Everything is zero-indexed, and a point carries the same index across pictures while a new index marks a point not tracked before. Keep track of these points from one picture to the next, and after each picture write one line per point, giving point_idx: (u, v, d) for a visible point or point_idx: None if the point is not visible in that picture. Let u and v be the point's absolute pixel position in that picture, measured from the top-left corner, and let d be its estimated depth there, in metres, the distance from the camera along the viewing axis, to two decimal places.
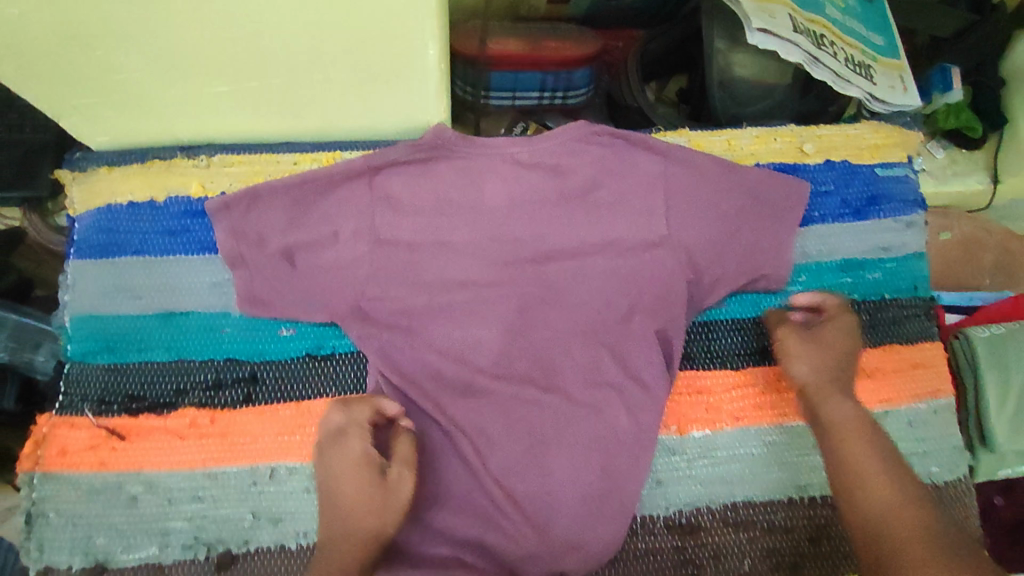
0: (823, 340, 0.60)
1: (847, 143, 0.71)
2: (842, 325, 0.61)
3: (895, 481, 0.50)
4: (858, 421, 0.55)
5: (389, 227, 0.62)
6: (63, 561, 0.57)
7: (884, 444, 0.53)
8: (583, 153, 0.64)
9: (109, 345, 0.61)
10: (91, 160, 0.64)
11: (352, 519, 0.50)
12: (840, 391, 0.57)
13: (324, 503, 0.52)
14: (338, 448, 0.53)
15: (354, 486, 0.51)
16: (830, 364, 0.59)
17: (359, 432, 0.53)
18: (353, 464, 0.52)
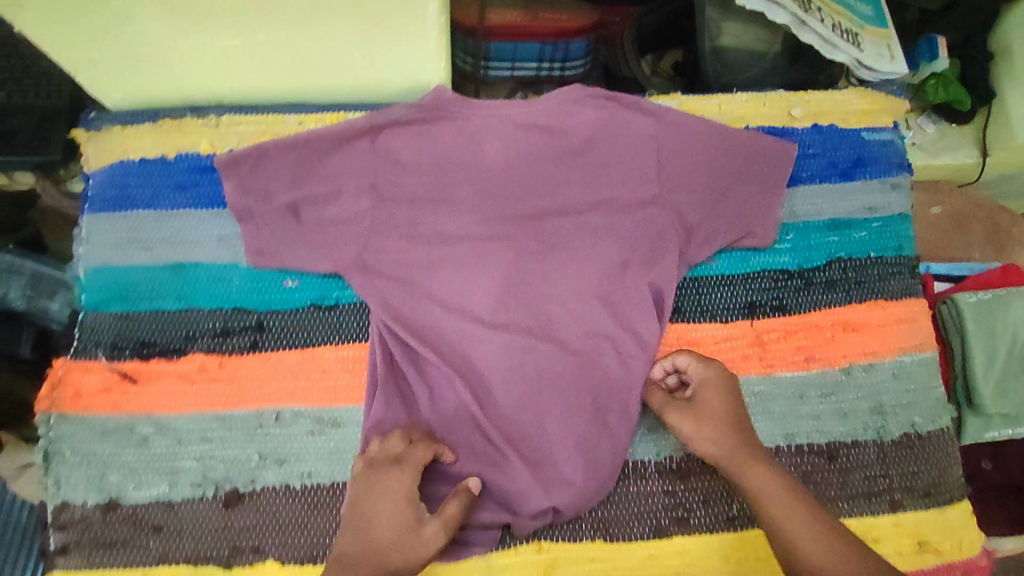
0: (705, 408, 0.58)
1: (834, 107, 0.73)
2: (715, 379, 0.59)
3: (829, 546, 0.50)
4: (773, 487, 0.53)
5: (390, 184, 0.65)
6: (79, 497, 0.60)
7: (804, 505, 0.52)
8: (577, 114, 0.66)
9: (121, 294, 0.63)
10: (105, 119, 0.66)
11: (380, 544, 0.51)
12: (750, 456, 0.55)
13: (350, 523, 0.53)
14: (390, 473, 0.55)
15: (392, 515, 0.52)
16: (724, 434, 0.57)
17: (412, 470, 0.55)
18: (398, 498, 0.53)
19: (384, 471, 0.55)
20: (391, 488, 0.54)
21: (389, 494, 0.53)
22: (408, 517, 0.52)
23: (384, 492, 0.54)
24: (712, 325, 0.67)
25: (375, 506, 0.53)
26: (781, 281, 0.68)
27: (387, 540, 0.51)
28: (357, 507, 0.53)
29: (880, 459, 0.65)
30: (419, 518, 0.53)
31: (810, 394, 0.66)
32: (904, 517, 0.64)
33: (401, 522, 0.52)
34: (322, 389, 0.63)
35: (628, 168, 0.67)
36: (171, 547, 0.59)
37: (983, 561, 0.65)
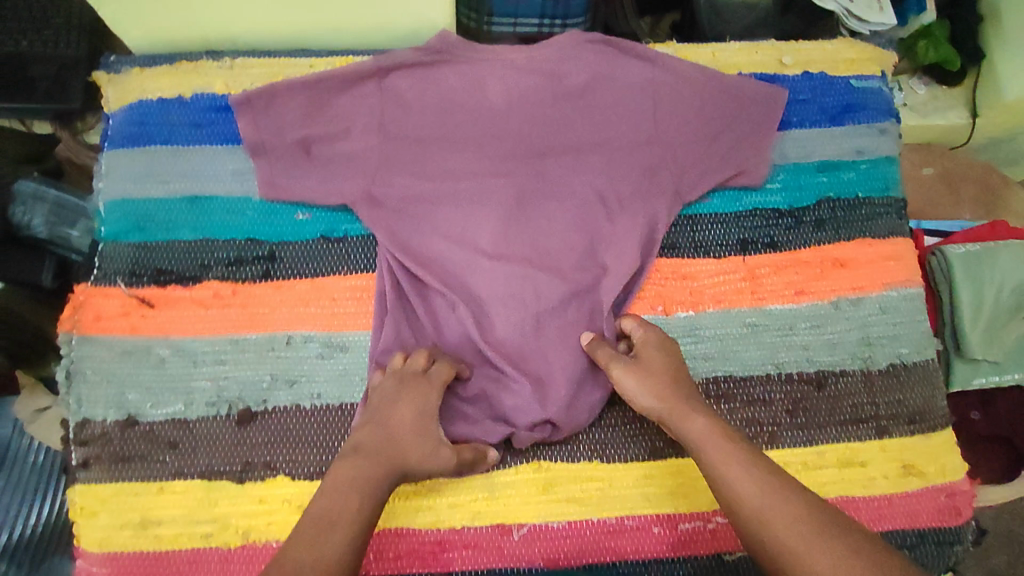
0: (649, 364, 0.61)
1: (824, 57, 0.75)
2: (660, 340, 0.63)
3: (761, 483, 0.52)
4: (711, 432, 0.56)
5: (397, 122, 0.67)
6: (99, 414, 0.63)
7: (738, 449, 0.54)
8: (577, 58, 0.69)
9: (139, 225, 0.66)
10: (125, 62, 0.70)
11: (398, 447, 0.56)
12: (689, 408, 0.58)
13: (371, 423, 0.57)
14: (418, 387, 0.59)
15: (415, 426, 0.57)
16: (664, 388, 0.59)
17: (439, 387, 0.60)
18: (424, 411, 0.58)
19: (412, 382, 0.59)
20: (417, 399, 0.59)
21: (414, 406, 0.58)
22: (426, 429, 0.58)
23: (410, 403, 0.58)
24: (705, 260, 0.69)
25: (398, 415, 0.58)
26: (772, 220, 0.70)
27: (406, 445, 0.56)
28: (381, 411, 0.58)
29: (867, 388, 0.68)
30: (433, 431, 0.58)
31: (799, 326, 0.68)
32: (890, 442, 0.67)
33: (420, 432, 0.57)
34: (332, 315, 0.65)
35: (626, 109, 0.69)
36: (186, 462, 0.62)
37: (967, 486, 0.67)
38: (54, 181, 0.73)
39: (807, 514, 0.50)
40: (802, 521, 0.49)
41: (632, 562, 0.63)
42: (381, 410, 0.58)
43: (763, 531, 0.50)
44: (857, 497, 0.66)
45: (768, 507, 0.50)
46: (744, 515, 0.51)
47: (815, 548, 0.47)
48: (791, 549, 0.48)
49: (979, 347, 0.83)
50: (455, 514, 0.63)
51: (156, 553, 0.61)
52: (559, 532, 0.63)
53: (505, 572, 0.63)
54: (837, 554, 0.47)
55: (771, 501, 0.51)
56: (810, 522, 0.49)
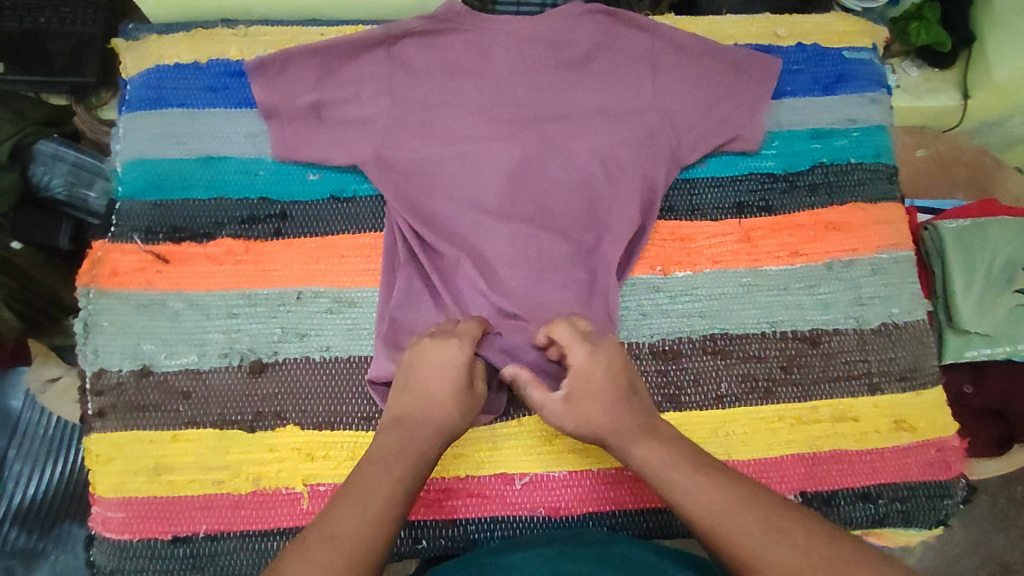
0: (579, 388, 0.55)
1: (817, 29, 0.78)
2: (591, 360, 0.56)
3: (713, 498, 0.48)
4: (660, 454, 0.52)
5: (405, 87, 0.69)
6: (115, 364, 0.65)
7: (689, 468, 0.50)
8: (579, 27, 0.71)
9: (155, 184, 0.69)
10: (142, 31, 0.73)
11: (436, 407, 0.55)
12: (635, 433, 0.53)
13: (406, 388, 0.57)
14: (447, 346, 0.58)
15: (449, 384, 0.56)
16: (604, 414, 0.54)
17: (467, 342, 0.59)
18: (456, 366, 0.57)
19: (442, 341, 0.58)
20: (447, 359, 0.57)
21: (448, 367, 0.57)
22: (461, 386, 0.57)
23: (441, 361, 0.57)
24: (702, 222, 0.72)
25: (430, 377, 0.56)
26: (766, 184, 0.73)
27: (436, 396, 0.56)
28: (413, 376, 0.57)
29: (859, 345, 0.70)
30: (470, 386, 0.57)
31: (793, 286, 0.70)
32: (882, 399, 0.69)
33: (456, 392, 0.56)
34: (342, 271, 0.67)
35: (628, 77, 0.71)
36: (198, 411, 0.64)
37: (957, 442, 0.70)
38: (72, 142, 0.77)
39: (767, 521, 0.47)
40: (761, 530, 0.46)
41: (631, 511, 0.65)
42: (410, 377, 0.57)
43: (720, 547, 0.47)
44: (850, 452, 0.68)
45: (727, 522, 0.47)
46: (705, 534, 0.48)
47: (776, 549, 0.45)
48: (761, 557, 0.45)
49: (972, 319, 0.78)
50: (459, 464, 0.65)
51: (169, 498, 0.63)
52: (560, 482, 0.65)
53: (508, 520, 0.65)
54: (799, 554, 0.45)
55: (727, 517, 0.47)
56: (779, 530, 0.46)
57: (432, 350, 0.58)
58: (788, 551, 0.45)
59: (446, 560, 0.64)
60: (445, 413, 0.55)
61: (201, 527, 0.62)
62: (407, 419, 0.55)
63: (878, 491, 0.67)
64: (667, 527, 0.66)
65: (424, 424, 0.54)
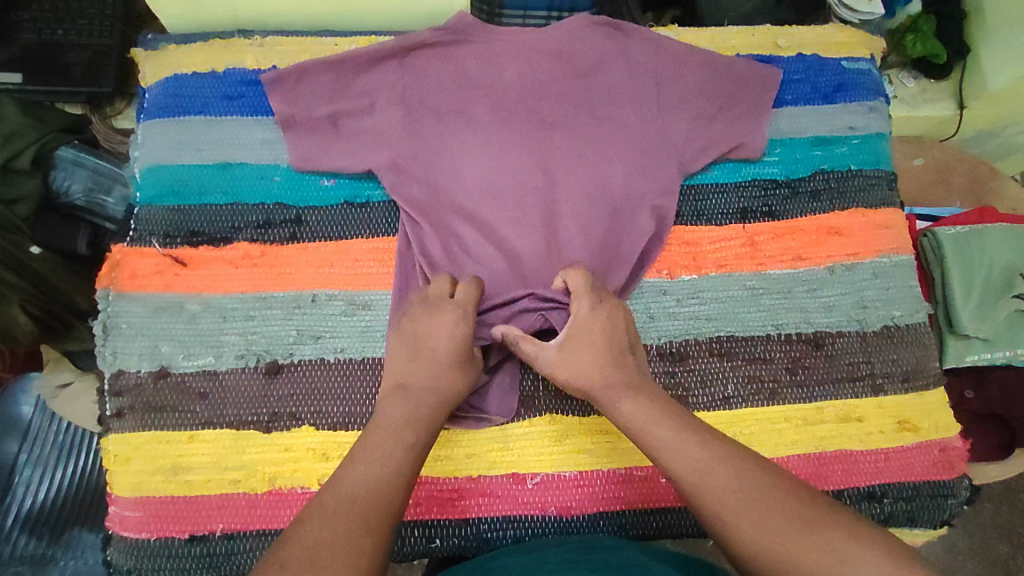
0: (579, 340, 0.59)
1: (816, 40, 0.81)
2: (592, 312, 0.61)
3: (700, 457, 0.50)
4: (647, 412, 0.54)
5: (418, 97, 0.71)
6: (133, 365, 0.66)
7: (681, 427, 0.52)
8: (585, 40, 0.73)
9: (173, 190, 0.70)
10: (161, 41, 0.76)
11: (442, 374, 0.57)
12: (624, 387, 0.56)
13: (409, 351, 0.59)
14: (447, 313, 0.60)
15: (456, 353, 0.58)
16: (591, 365, 0.58)
17: (467, 313, 0.61)
18: (462, 335, 0.59)
19: (449, 308, 0.60)
20: (455, 329, 0.59)
21: (457, 336, 0.59)
22: (466, 356, 0.59)
23: (448, 328, 0.59)
24: (707, 227, 0.73)
25: (436, 346, 0.58)
26: (770, 190, 0.74)
27: (443, 366, 0.58)
28: (419, 341, 0.59)
29: (862, 347, 0.71)
30: (472, 356, 0.60)
31: (797, 289, 0.72)
32: (885, 400, 0.70)
33: (460, 361, 0.58)
34: (355, 275, 0.69)
35: (633, 85, 0.73)
36: (215, 412, 0.65)
37: (959, 442, 0.71)
38: (94, 149, 0.82)
39: (759, 489, 0.48)
40: (744, 492, 0.48)
41: (640, 511, 0.66)
42: (415, 342, 0.59)
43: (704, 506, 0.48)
44: (855, 452, 0.69)
45: (708, 485, 0.48)
46: (688, 491, 0.49)
47: (757, 508, 0.47)
48: (739, 522, 0.46)
49: (972, 324, 0.79)
50: (471, 463, 0.66)
51: (186, 498, 0.64)
52: (570, 481, 0.66)
53: (520, 518, 0.65)
54: (779, 522, 0.46)
55: (707, 479, 0.48)
56: (759, 502, 0.47)
57: (435, 319, 0.60)
58: (762, 521, 0.46)
59: (458, 559, 0.65)
60: (452, 381, 0.57)
61: (218, 526, 0.63)
62: (413, 387, 0.56)
63: (884, 490, 0.69)
64: (676, 527, 0.67)
65: (432, 400, 0.55)
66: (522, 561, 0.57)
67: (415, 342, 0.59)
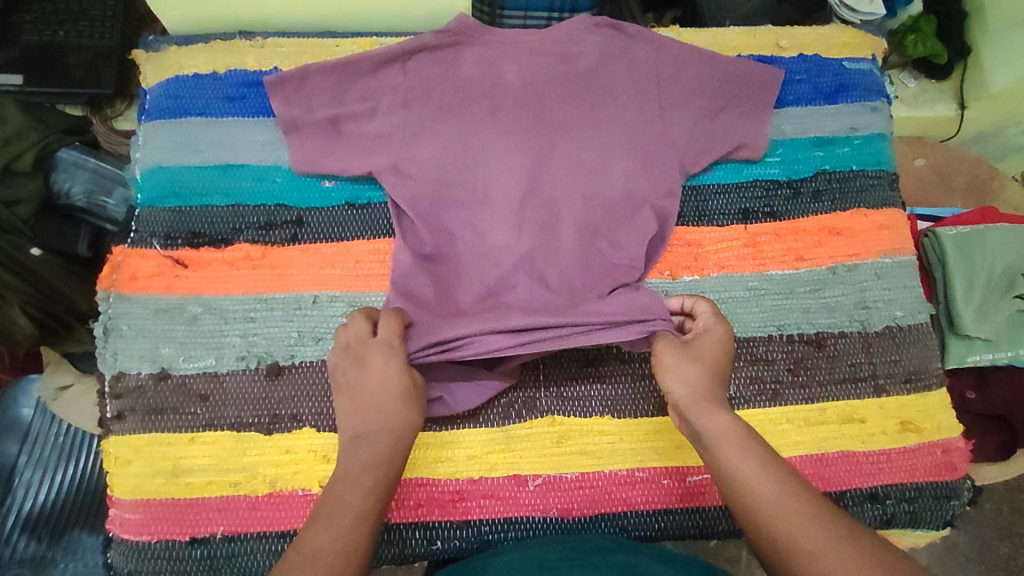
0: (694, 352, 0.58)
1: (817, 40, 0.80)
2: (721, 336, 0.59)
3: (784, 489, 0.49)
4: (733, 430, 0.53)
5: (419, 99, 0.70)
6: (134, 367, 0.66)
7: (757, 448, 0.52)
8: (586, 41, 0.73)
9: (174, 191, 0.70)
10: (163, 43, 0.75)
11: (387, 415, 0.55)
12: (710, 401, 0.55)
13: (350, 401, 0.56)
14: (372, 356, 0.57)
15: (394, 392, 0.56)
16: (700, 378, 0.56)
17: (393, 348, 0.58)
18: (393, 373, 0.56)
19: (374, 351, 0.57)
20: (385, 369, 0.56)
21: (389, 375, 0.56)
22: (408, 389, 0.57)
23: (380, 372, 0.56)
24: (708, 227, 0.73)
25: (373, 392, 0.56)
26: (771, 190, 0.74)
27: (388, 407, 0.55)
28: (354, 391, 0.56)
29: (864, 347, 0.71)
30: (414, 381, 0.58)
31: (798, 290, 0.72)
32: (887, 400, 0.70)
33: (401, 398, 0.56)
34: (356, 276, 0.69)
35: (634, 86, 0.72)
36: (216, 413, 0.65)
37: (962, 443, 0.71)
38: (97, 153, 0.83)
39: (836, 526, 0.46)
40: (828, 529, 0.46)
41: (643, 513, 0.66)
42: (355, 391, 0.56)
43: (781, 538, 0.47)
44: (857, 453, 0.69)
45: (792, 517, 0.47)
46: (765, 520, 0.48)
47: (836, 547, 0.45)
48: (808, 551, 0.45)
49: (974, 325, 0.79)
50: (473, 465, 0.66)
51: (187, 500, 0.63)
52: (572, 483, 0.66)
53: (521, 521, 0.65)
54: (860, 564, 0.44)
55: (791, 512, 0.47)
56: (831, 535, 0.46)
57: (365, 362, 0.57)
58: (848, 559, 0.44)
59: (460, 561, 0.65)
60: (400, 418, 0.55)
61: (219, 528, 0.63)
62: (365, 434, 0.54)
63: (886, 492, 0.68)
64: (678, 528, 0.67)
65: (392, 442, 0.54)
66: (524, 562, 0.57)
67: (353, 394, 0.57)
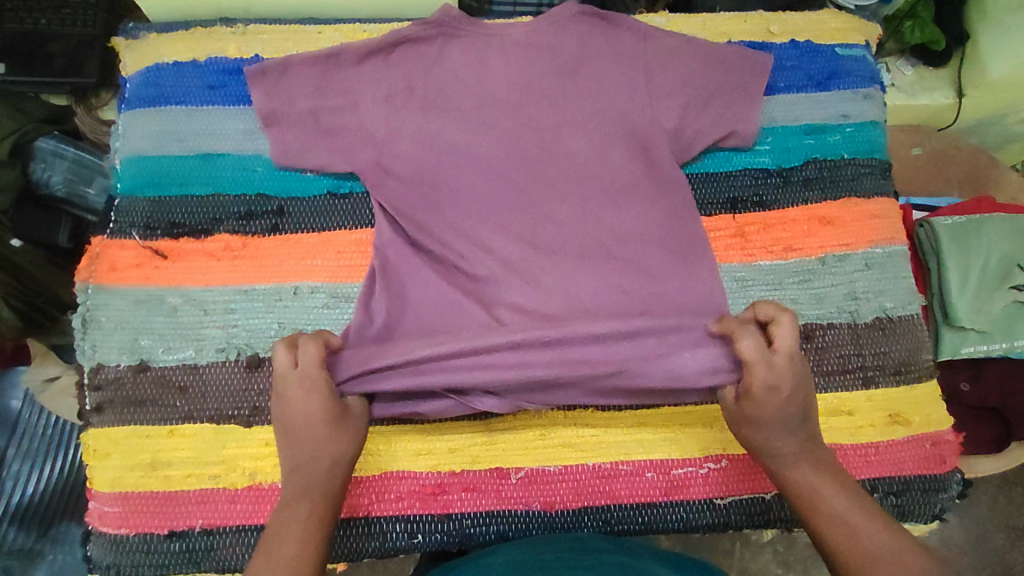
0: (750, 411, 0.57)
1: (810, 26, 0.79)
2: (766, 388, 0.56)
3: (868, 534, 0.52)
4: (814, 476, 0.56)
5: (401, 90, 0.69)
6: (112, 360, 0.65)
7: (844, 495, 0.54)
8: (571, 29, 0.71)
9: (153, 180, 0.69)
10: (143, 30, 0.74)
11: (315, 447, 0.57)
12: (784, 452, 0.57)
13: (283, 432, 0.58)
14: (298, 386, 0.57)
15: (320, 419, 0.57)
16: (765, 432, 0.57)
17: (321, 376, 0.57)
18: (320, 404, 0.57)
19: (294, 384, 0.57)
20: (308, 398, 0.57)
21: (313, 405, 0.57)
22: (335, 413, 0.58)
23: (303, 403, 0.57)
24: (696, 217, 0.72)
25: (302, 423, 0.57)
26: (760, 179, 0.73)
27: (317, 438, 0.57)
28: (288, 421, 0.57)
29: (853, 339, 0.70)
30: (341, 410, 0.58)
31: (788, 281, 0.71)
32: (876, 392, 0.69)
33: (329, 422, 0.57)
34: (338, 267, 0.68)
35: (621, 75, 0.70)
36: (195, 406, 0.64)
37: (951, 436, 0.70)
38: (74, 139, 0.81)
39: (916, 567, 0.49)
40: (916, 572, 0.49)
41: (627, 506, 0.65)
42: (286, 420, 0.58)
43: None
44: (845, 446, 0.68)
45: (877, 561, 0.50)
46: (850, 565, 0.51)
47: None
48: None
49: (968, 316, 0.78)
50: (454, 457, 0.65)
51: (165, 493, 0.63)
52: (554, 476, 0.65)
53: (502, 514, 0.65)
54: None
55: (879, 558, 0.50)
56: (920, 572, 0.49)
57: (290, 393, 0.57)
58: None
59: (441, 554, 0.64)
60: (327, 447, 0.57)
61: (198, 521, 0.63)
62: (300, 466, 0.56)
63: (874, 485, 0.68)
64: (662, 521, 0.66)
65: (321, 474, 0.56)
66: (513, 562, 0.56)
67: (284, 424, 0.58)
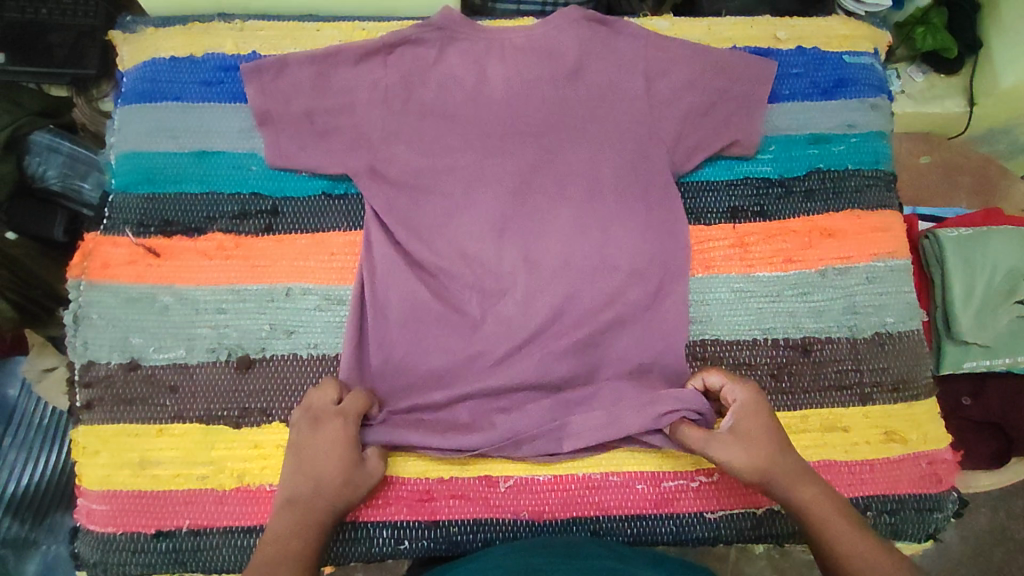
0: (751, 430, 0.58)
1: (818, 33, 0.77)
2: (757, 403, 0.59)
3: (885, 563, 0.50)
4: (825, 503, 0.56)
5: (399, 93, 0.68)
6: (103, 357, 0.65)
7: (853, 520, 0.54)
8: (573, 34, 0.69)
9: (148, 177, 0.69)
10: (140, 23, 0.73)
11: (325, 486, 0.57)
12: (795, 476, 0.57)
13: (295, 457, 0.58)
14: (326, 425, 0.59)
15: (341, 462, 0.58)
16: (773, 451, 0.57)
17: (348, 418, 0.59)
18: (340, 445, 0.58)
19: (327, 419, 0.59)
20: (332, 440, 0.58)
21: (337, 446, 0.58)
22: (352, 459, 0.59)
23: (330, 441, 0.58)
24: (695, 226, 0.71)
25: (322, 459, 0.58)
26: (762, 189, 0.72)
27: (332, 478, 0.58)
28: (303, 454, 0.58)
29: (852, 354, 0.69)
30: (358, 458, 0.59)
31: (786, 293, 0.70)
32: (872, 409, 0.68)
33: (345, 468, 0.58)
34: (332, 268, 0.67)
35: (621, 81, 0.69)
36: (184, 405, 0.64)
37: (948, 454, 0.69)
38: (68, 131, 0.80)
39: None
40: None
41: (615, 517, 0.65)
42: (302, 457, 0.58)
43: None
44: (839, 462, 0.67)
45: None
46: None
47: None
48: None
49: (971, 330, 0.76)
50: (442, 463, 0.65)
51: (153, 493, 0.63)
52: (544, 486, 0.65)
53: (490, 522, 0.64)
54: None
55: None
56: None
57: (320, 428, 0.59)
58: None
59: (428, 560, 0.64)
60: (332, 492, 0.57)
61: (184, 522, 0.63)
62: (297, 498, 0.57)
63: (868, 503, 0.67)
64: (652, 534, 0.65)
65: (317, 509, 0.57)
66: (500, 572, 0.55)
67: (299, 451, 0.59)
